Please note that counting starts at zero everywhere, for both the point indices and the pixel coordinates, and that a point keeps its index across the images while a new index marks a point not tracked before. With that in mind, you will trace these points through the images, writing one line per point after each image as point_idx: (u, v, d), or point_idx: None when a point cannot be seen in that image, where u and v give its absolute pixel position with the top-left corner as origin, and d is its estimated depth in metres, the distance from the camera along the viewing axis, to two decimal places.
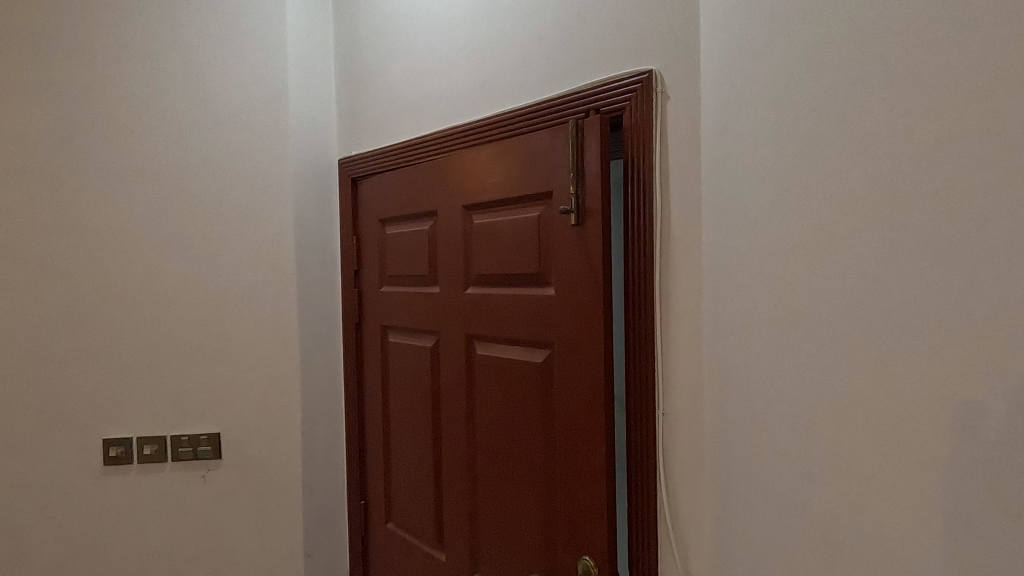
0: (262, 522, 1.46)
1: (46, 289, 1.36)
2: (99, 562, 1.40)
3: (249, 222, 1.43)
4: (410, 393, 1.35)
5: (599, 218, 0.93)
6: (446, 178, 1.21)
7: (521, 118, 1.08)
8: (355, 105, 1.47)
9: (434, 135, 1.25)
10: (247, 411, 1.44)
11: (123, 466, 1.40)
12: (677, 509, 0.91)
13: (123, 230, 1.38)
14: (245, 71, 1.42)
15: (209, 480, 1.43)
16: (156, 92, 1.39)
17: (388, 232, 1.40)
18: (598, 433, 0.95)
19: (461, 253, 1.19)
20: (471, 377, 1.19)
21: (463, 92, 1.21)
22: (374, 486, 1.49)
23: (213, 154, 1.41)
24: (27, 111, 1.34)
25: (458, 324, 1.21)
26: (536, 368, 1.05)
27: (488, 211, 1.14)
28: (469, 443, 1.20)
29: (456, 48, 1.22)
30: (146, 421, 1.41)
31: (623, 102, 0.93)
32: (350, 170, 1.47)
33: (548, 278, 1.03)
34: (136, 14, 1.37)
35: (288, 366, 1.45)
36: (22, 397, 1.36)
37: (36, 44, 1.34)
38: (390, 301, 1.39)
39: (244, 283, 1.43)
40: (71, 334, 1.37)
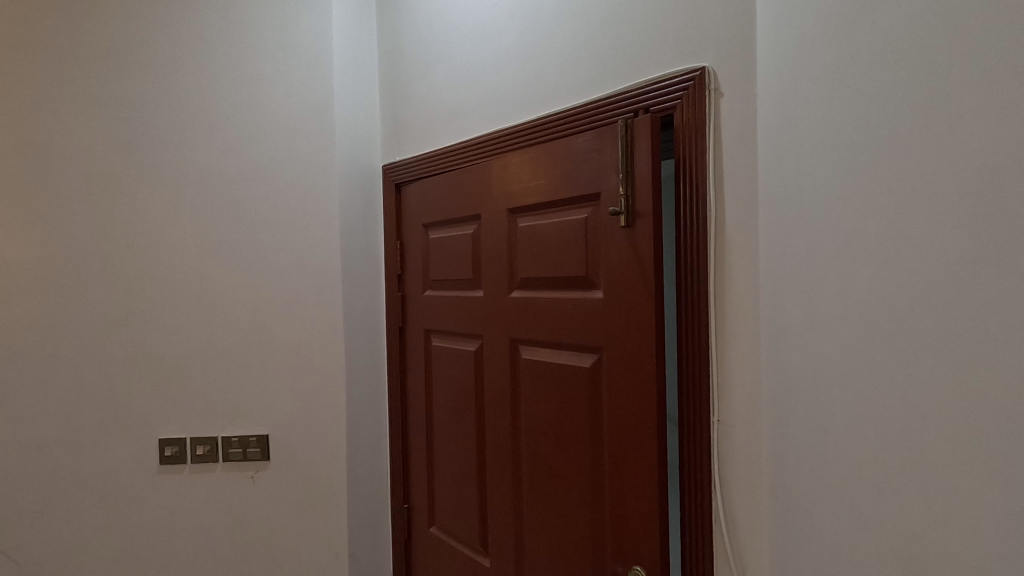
0: (308, 522, 1.48)
1: (108, 293, 1.42)
2: (154, 557, 1.45)
3: (298, 226, 1.46)
4: (453, 397, 1.35)
5: (650, 220, 0.90)
6: (490, 181, 1.21)
7: (568, 120, 1.07)
8: (398, 112, 1.49)
9: (478, 138, 1.25)
10: (294, 414, 1.47)
11: (177, 466, 1.45)
12: (733, 520, 0.87)
13: (178, 237, 1.43)
14: (294, 79, 1.46)
15: (257, 480, 1.47)
16: (209, 103, 1.43)
17: (431, 237, 1.40)
18: (649, 439, 0.93)
19: (505, 256, 1.19)
20: (515, 381, 1.18)
21: (508, 95, 1.21)
22: (417, 489, 1.50)
23: (262, 160, 1.45)
24: (92, 124, 1.41)
25: (502, 328, 1.20)
26: (584, 372, 1.03)
27: (533, 215, 1.13)
28: (514, 447, 1.19)
29: (499, 52, 1.22)
30: (199, 421, 1.45)
31: (673, 100, 0.91)
32: (394, 176, 1.49)
33: (595, 281, 1.02)
34: (192, 28, 1.43)
35: (333, 369, 1.47)
36: (86, 396, 1.42)
37: (101, 60, 1.41)
38: (434, 305, 1.40)
39: (291, 286, 1.46)
40: (131, 337, 1.43)
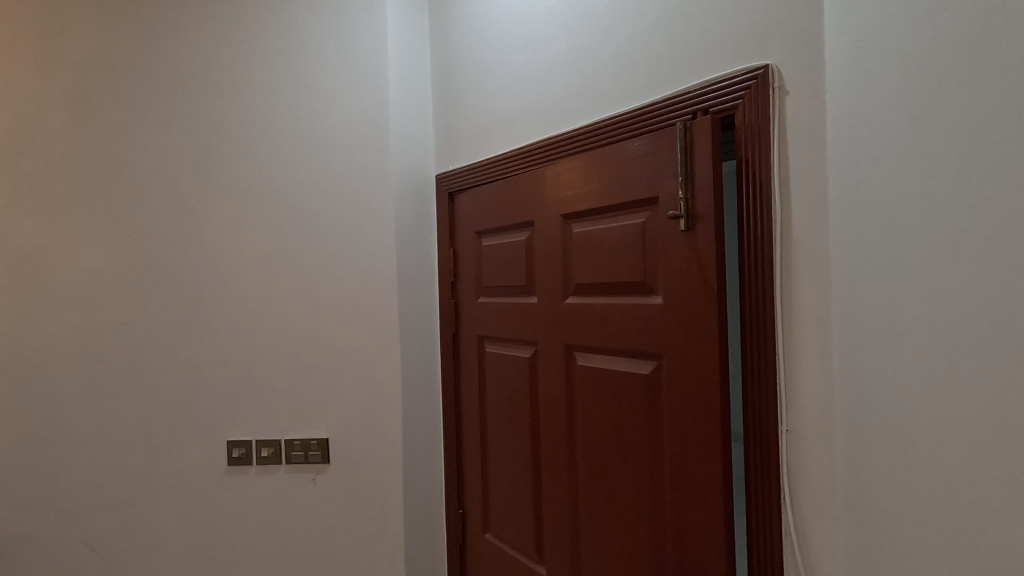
0: (366, 525, 1.51)
1: (182, 302, 1.50)
2: (223, 554, 1.51)
3: (356, 235, 1.50)
4: (508, 403, 1.36)
5: (711, 223, 0.88)
6: (544, 188, 1.21)
7: (623, 124, 1.06)
8: (452, 122, 1.52)
9: (531, 146, 1.26)
10: (352, 418, 1.50)
11: (244, 466, 1.51)
12: (806, 536, 0.83)
13: (245, 248, 1.50)
14: (350, 93, 1.50)
15: (318, 482, 1.51)
16: (273, 120, 1.50)
17: (484, 244, 1.42)
18: (713, 450, 0.90)
19: (559, 263, 1.19)
20: (571, 388, 1.18)
21: (561, 101, 1.21)
22: (472, 495, 1.50)
23: (322, 173, 1.50)
24: (168, 144, 1.50)
25: (557, 334, 1.20)
26: (642, 379, 1.01)
27: (588, 220, 1.12)
28: (569, 454, 1.19)
29: (552, 59, 1.23)
30: (264, 424, 1.51)
31: (735, 100, 0.88)
32: (448, 185, 1.52)
33: (654, 286, 1.00)
34: (255, 49, 1.50)
35: (389, 375, 1.50)
36: (162, 399, 1.51)
37: (176, 83, 1.50)
38: (487, 311, 1.41)
39: (349, 293, 1.50)
40: (203, 343, 1.50)
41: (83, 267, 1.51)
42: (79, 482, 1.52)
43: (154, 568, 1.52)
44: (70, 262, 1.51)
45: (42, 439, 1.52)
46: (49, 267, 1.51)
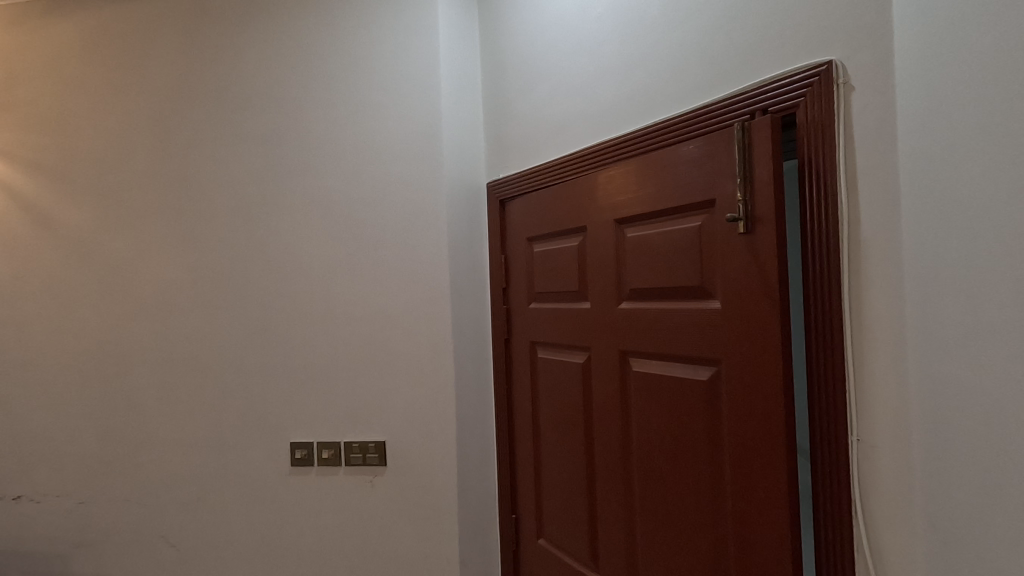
0: (421, 528, 1.53)
1: (249, 309, 1.59)
2: (287, 551, 1.58)
3: (410, 242, 1.53)
4: (561, 409, 1.36)
5: (772, 225, 0.86)
6: (596, 193, 1.21)
7: (676, 127, 1.04)
8: (503, 131, 1.54)
9: (583, 152, 1.26)
10: (408, 422, 1.53)
11: (306, 467, 1.57)
12: (881, 551, 0.79)
13: (307, 257, 1.57)
14: (404, 105, 1.54)
15: (375, 484, 1.55)
16: (331, 134, 1.56)
17: (536, 251, 1.43)
18: (776, 459, 0.87)
19: (613, 268, 1.18)
20: (625, 394, 1.17)
21: (613, 106, 1.21)
22: (526, 500, 1.51)
23: (376, 183, 1.55)
24: (236, 160, 1.59)
25: (611, 340, 1.19)
26: (700, 385, 0.99)
27: (641, 225, 1.12)
28: (625, 462, 1.17)
29: (602, 65, 1.23)
30: (324, 427, 1.56)
31: (796, 98, 0.86)
32: (499, 193, 1.54)
33: (712, 290, 0.98)
34: (314, 68, 1.57)
35: (444, 379, 1.51)
36: (231, 401, 1.59)
37: (244, 103, 1.59)
38: (539, 317, 1.42)
39: (404, 300, 1.53)
40: (268, 349, 1.58)
41: (161, 277, 1.62)
42: (157, 478, 1.62)
43: (225, 562, 1.60)
44: (150, 273, 1.62)
45: (126, 438, 1.63)
46: (131, 277, 1.63)
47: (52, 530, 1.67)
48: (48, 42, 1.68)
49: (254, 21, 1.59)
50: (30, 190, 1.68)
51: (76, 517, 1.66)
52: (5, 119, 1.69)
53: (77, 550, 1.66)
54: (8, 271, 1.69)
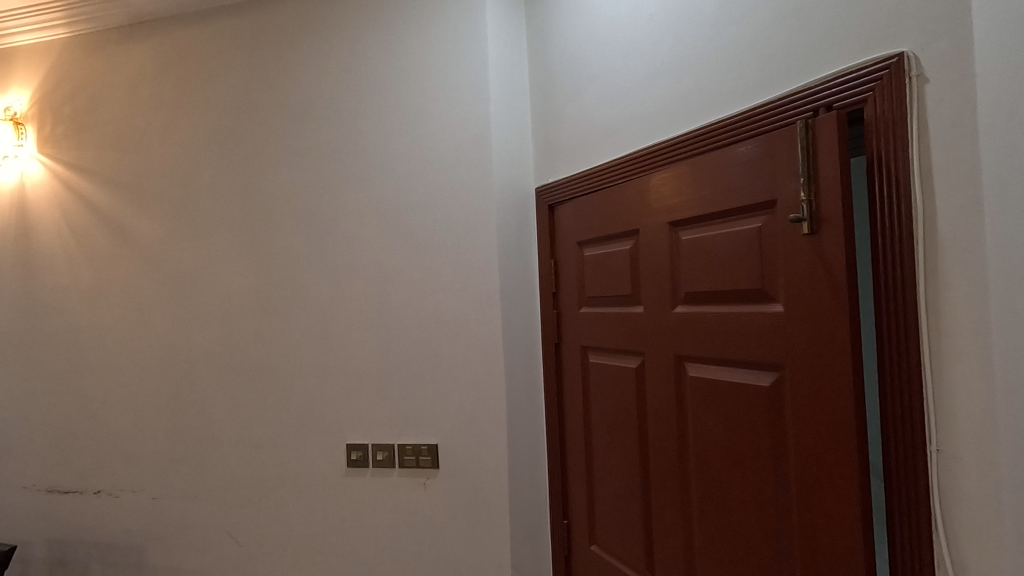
0: (473, 531, 1.54)
1: (307, 314, 1.65)
2: (344, 549, 1.62)
3: (460, 247, 1.54)
4: (613, 414, 1.34)
5: (839, 225, 0.83)
6: (651, 196, 1.20)
7: (734, 126, 1.02)
8: (552, 135, 1.55)
9: (634, 154, 1.25)
10: (459, 425, 1.54)
11: (361, 468, 1.61)
12: (965, 568, 0.74)
13: (360, 264, 1.61)
14: (453, 112, 1.56)
15: (428, 486, 1.57)
16: (383, 144, 1.60)
17: (587, 254, 1.43)
18: (847, 468, 0.83)
19: (667, 271, 1.17)
20: (681, 399, 1.14)
21: (666, 107, 1.19)
22: (578, 506, 1.50)
23: (426, 190, 1.57)
24: (294, 171, 1.66)
25: (666, 345, 1.17)
26: (763, 391, 0.96)
27: (698, 227, 1.10)
28: (681, 469, 1.15)
29: (655, 67, 1.22)
30: (379, 429, 1.60)
31: (864, 93, 0.83)
32: (549, 198, 1.55)
33: (774, 293, 0.95)
34: (368, 81, 1.62)
35: (494, 383, 1.52)
36: (291, 403, 1.65)
37: (301, 117, 1.66)
38: (590, 321, 1.41)
39: (455, 304, 1.55)
40: (325, 353, 1.63)
41: (226, 285, 1.70)
42: (222, 477, 1.70)
43: (285, 559, 1.66)
44: (215, 280, 1.71)
45: (194, 437, 1.72)
46: (199, 285, 1.72)
47: (128, 523, 1.77)
48: (126, 67, 1.80)
49: (312, 38, 1.66)
50: (109, 205, 1.80)
51: (149, 512, 1.76)
52: (87, 139, 1.82)
53: (150, 542, 1.75)
54: (91, 280, 1.82)
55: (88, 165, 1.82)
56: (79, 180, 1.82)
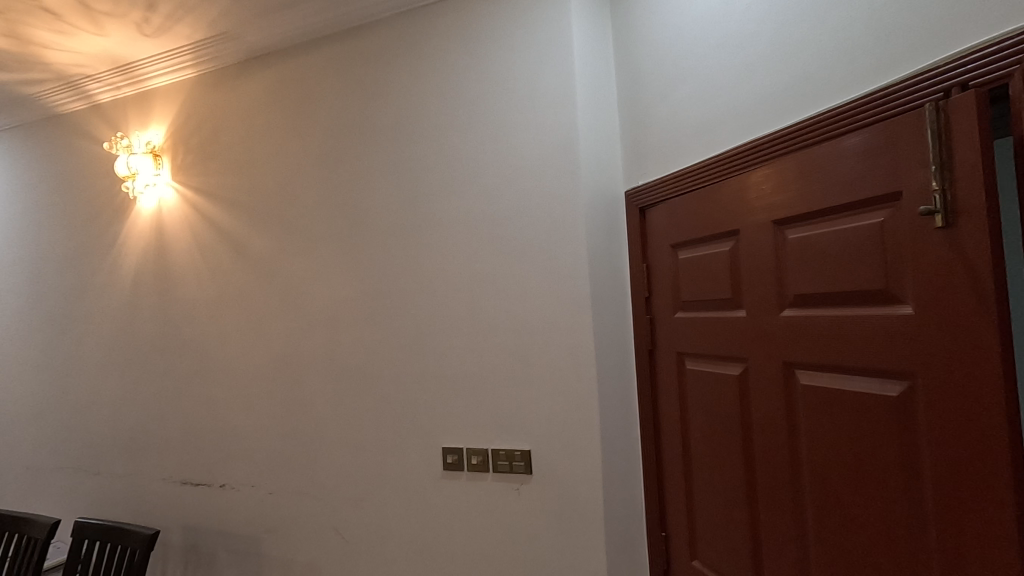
0: (567, 539, 1.52)
1: (403, 322, 1.72)
2: (441, 550, 1.67)
3: (549, 252, 1.54)
4: (714, 424, 1.28)
5: (981, 216, 0.75)
6: (752, 194, 1.15)
7: (848, 114, 0.95)
8: (641, 137, 1.52)
9: (731, 151, 1.20)
10: (552, 432, 1.54)
11: (457, 472, 1.65)
12: None
13: (453, 273, 1.66)
14: (539, 119, 1.56)
15: (522, 491, 1.57)
16: (472, 155, 1.65)
17: (681, 257, 1.38)
18: (998, 488, 0.74)
19: (773, 273, 1.10)
20: (792, 408, 1.07)
21: (768, 99, 1.13)
22: (677, 518, 1.44)
23: (515, 198, 1.59)
24: (390, 186, 1.75)
25: (772, 351, 1.10)
26: (889, 401, 0.88)
27: (807, 225, 1.03)
28: (794, 484, 1.07)
29: (752, 59, 1.16)
30: (473, 434, 1.63)
31: (1007, 68, 0.74)
32: (639, 201, 1.52)
33: (900, 294, 0.87)
34: (457, 95, 1.67)
35: (586, 389, 1.50)
36: (389, 407, 1.73)
37: (395, 134, 1.75)
38: (686, 326, 1.36)
39: (545, 310, 1.55)
40: (422, 359, 1.69)
41: (330, 295, 1.82)
42: (329, 475, 1.81)
43: (386, 556, 1.73)
44: (321, 291, 1.83)
45: (304, 438, 1.85)
46: (307, 295, 1.85)
47: (248, 515, 1.93)
48: (242, 99, 1.98)
49: (404, 58, 1.74)
50: (229, 224, 1.99)
51: (266, 506, 1.90)
52: (211, 166, 2.03)
53: (268, 534, 1.90)
54: (215, 293, 2.01)
55: (212, 189, 2.02)
56: (205, 204, 2.03)
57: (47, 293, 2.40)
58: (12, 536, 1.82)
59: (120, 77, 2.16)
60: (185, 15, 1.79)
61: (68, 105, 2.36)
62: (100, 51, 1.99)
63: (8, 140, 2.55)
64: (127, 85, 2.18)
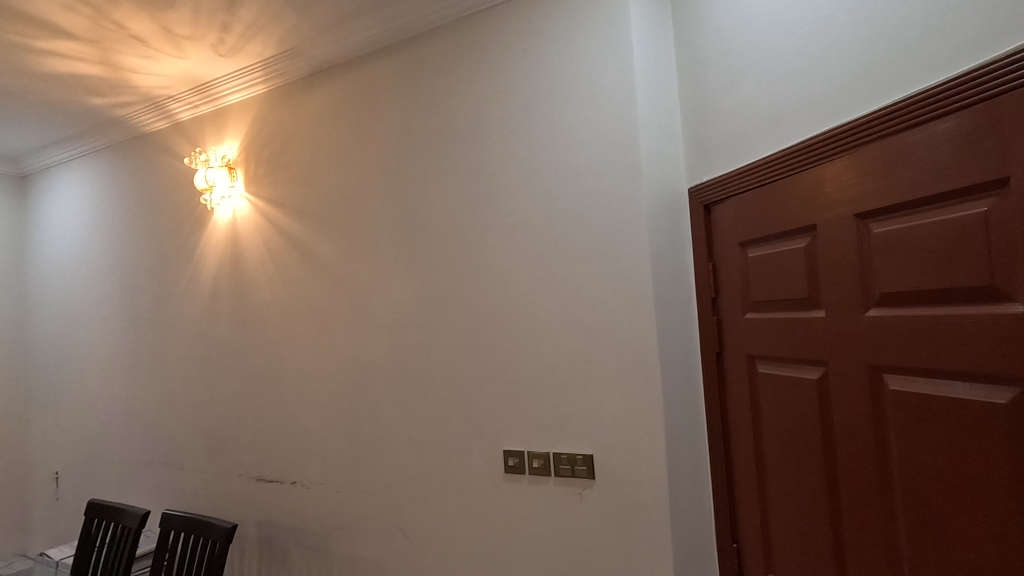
0: (632, 547, 1.47)
1: (463, 325, 1.74)
2: (503, 553, 1.66)
3: (610, 253, 1.51)
4: (790, 431, 1.21)
5: None
6: (831, 187, 1.08)
7: (944, 96, 0.88)
8: (704, 132, 1.47)
9: (805, 142, 1.14)
10: (615, 436, 1.50)
11: (518, 475, 1.64)
12: None
13: (512, 275, 1.66)
14: (597, 117, 1.54)
15: (585, 496, 1.55)
16: (530, 157, 1.64)
17: (750, 256, 1.32)
18: None
19: (856, 270, 1.03)
20: (880, 416, 1.00)
21: (846, 86, 1.06)
22: (749, 530, 1.37)
23: (574, 198, 1.57)
24: (450, 190, 1.77)
25: (856, 354, 1.03)
26: (1000, 408, 0.81)
27: (895, 218, 0.96)
28: (884, 497, 0.99)
29: (828, 44, 1.10)
30: (534, 436, 1.62)
31: None
32: (703, 198, 1.47)
33: (1010, 290, 0.80)
34: (514, 97, 1.67)
35: (650, 393, 1.45)
36: (451, 409, 1.75)
37: (454, 138, 1.77)
38: (757, 328, 1.30)
39: (606, 312, 1.52)
40: (482, 361, 1.70)
41: (393, 299, 1.86)
42: (393, 475, 1.85)
43: (449, 558, 1.75)
44: (384, 294, 1.88)
45: (369, 438, 1.90)
46: (371, 299, 1.91)
47: (317, 513, 2.00)
48: (309, 112, 2.07)
49: (462, 63, 1.76)
50: (298, 232, 2.07)
51: (334, 504, 1.97)
52: (280, 177, 2.13)
53: (336, 531, 1.96)
54: (285, 298, 2.10)
55: (281, 199, 2.12)
56: (275, 213, 2.13)
57: (136, 300, 2.59)
58: (108, 525, 1.97)
59: (199, 96, 2.30)
60: (257, 34, 1.88)
61: (152, 125, 2.54)
62: (181, 72, 2.13)
63: (101, 160, 2.77)
64: (205, 103, 2.33)
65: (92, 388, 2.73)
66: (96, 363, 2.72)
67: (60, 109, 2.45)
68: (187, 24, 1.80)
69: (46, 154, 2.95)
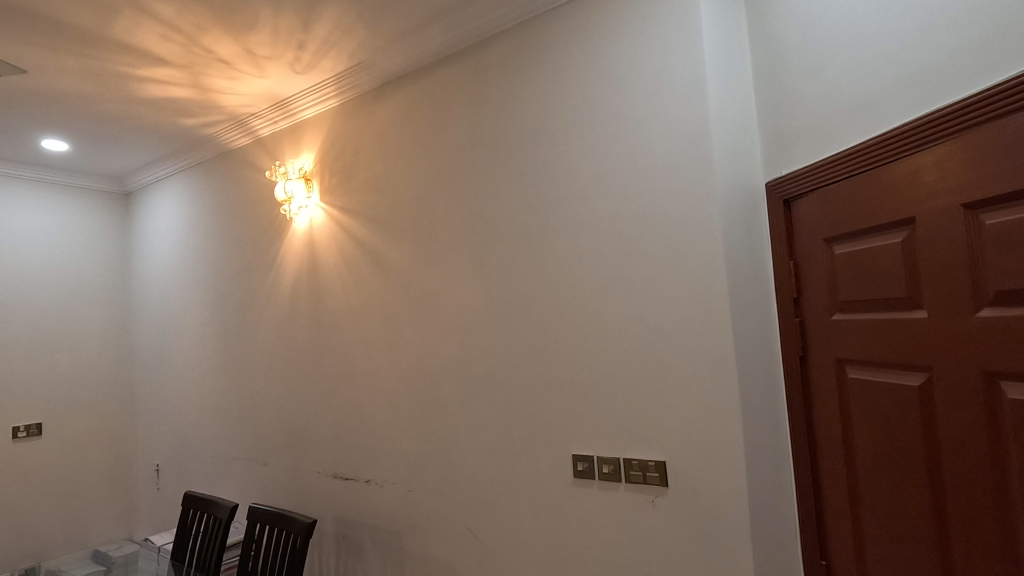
0: (710, 559, 1.41)
1: (530, 327, 1.73)
2: (572, 559, 1.64)
3: (681, 253, 1.46)
4: (886, 442, 1.12)
5: None
6: (932, 176, 0.99)
7: None
8: (782, 123, 1.39)
9: (901, 129, 1.05)
10: (689, 443, 1.45)
11: (587, 480, 1.62)
12: None
13: (579, 277, 1.64)
14: (666, 113, 1.49)
15: (657, 504, 1.50)
16: (596, 157, 1.62)
17: (837, 252, 1.23)
18: None
19: (965, 266, 0.94)
20: (998, 428, 0.90)
21: (949, 65, 0.98)
22: (839, 547, 1.28)
23: (642, 197, 1.53)
24: (516, 193, 1.78)
25: (967, 358, 0.94)
26: None
27: (1011, 207, 0.87)
28: (1003, 519, 0.90)
29: (926, 21, 1.01)
30: (604, 441, 1.59)
31: None
32: (782, 192, 1.39)
33: None
34: (580, 98, 1.65)
35: (726, 398, 1.38)
36: (519, 411, 1.75)
37: (519, 141, 1.78)
38: (846, 330, 1.21)
39: (678, 313, 1.47)
40: (550, 364, 1.69)
41: (461, 301, 1.89)
42: (463, 476, 1.88)
43: (519, 561, 1.74)
44: (452, 298, 1.91)
45: (439, 439, 1.94)
46: (439, 302, 1.94)
47: (391, 510, 2.06)
48: (379, 123, 2.14)
49: (527, 66, 1.76)
50: (369, 239, 2.15)
51: (407, 503, 2.02)
52: (353, 186, 2.21)
53: (409, 529, 2.01)
54: (358, 302, 2.18)
55: (354, 207, 2.20)
56: (348, 221, 2.22)
57: (224, 306, 2.77)
58: (202, 515, 2.11)
59: (278, 112, 2.44)
60: (329, 50, 1.97)
61: (237, 141, 2.72)
62: (262, 91, 2.26)
63: (193, 176, 2.99)
64: (284, 119, 2.46)
65: (187, 388, 2.95)
66: (190, 364, 2.94)
67: (158, 131, 2.66)
68: (267, 45, 1.91)
69: (146, 173, 3.22)
